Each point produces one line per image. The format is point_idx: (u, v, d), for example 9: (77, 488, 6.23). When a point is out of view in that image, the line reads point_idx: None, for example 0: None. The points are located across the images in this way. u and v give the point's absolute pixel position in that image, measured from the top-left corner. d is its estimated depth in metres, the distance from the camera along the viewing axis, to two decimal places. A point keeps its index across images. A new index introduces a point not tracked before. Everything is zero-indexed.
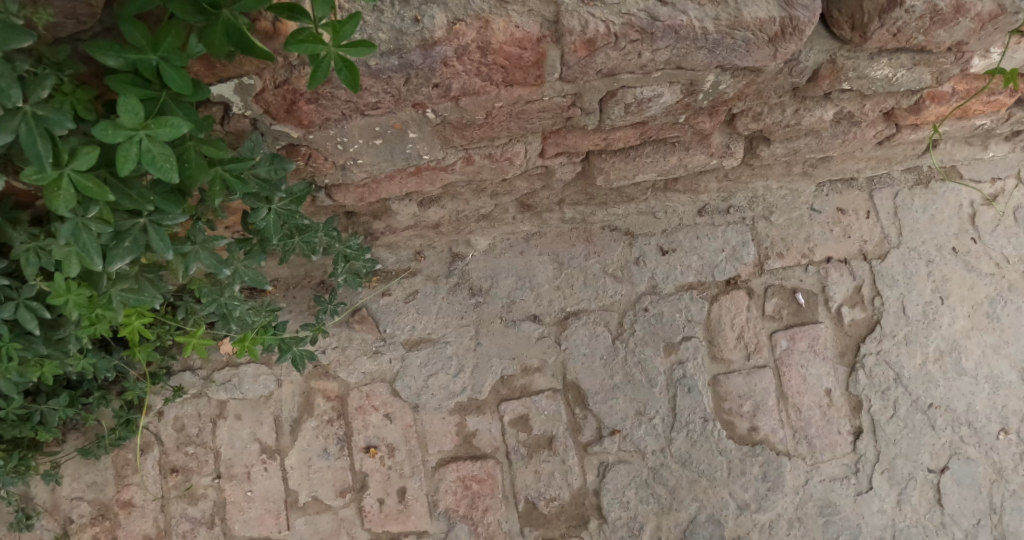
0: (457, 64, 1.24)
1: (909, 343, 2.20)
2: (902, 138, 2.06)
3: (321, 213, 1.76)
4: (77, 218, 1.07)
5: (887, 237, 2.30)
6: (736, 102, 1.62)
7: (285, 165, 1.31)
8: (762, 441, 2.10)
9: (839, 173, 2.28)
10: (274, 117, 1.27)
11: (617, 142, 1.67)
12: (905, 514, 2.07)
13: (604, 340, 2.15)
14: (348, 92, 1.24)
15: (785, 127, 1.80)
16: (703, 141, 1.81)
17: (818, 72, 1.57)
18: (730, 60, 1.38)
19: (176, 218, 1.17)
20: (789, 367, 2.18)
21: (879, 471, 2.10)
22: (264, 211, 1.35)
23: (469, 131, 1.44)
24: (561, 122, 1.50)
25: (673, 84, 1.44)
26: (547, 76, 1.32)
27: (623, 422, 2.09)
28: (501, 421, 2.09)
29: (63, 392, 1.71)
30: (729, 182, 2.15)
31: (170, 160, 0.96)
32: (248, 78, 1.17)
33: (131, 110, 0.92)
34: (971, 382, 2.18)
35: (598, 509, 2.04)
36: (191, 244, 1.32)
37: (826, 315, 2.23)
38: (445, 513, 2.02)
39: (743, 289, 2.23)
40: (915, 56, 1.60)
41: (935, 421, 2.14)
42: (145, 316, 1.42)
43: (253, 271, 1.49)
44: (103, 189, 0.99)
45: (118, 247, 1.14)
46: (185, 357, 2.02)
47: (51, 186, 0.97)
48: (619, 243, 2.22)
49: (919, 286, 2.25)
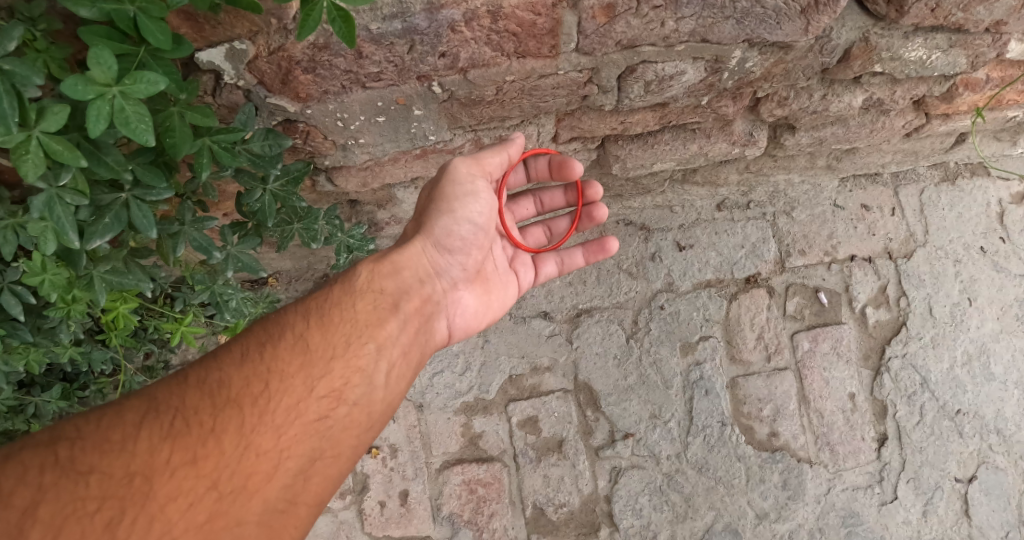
0: (466, 30, 1.16)
1: (936, 346, 2.08)
2: (931, 130, 1.96)
3: (322, 201, 1.68)
4: (51, 188, 0.99)
5: (913, 236, 2.19)
6: (762, 83, 1.53)
7: (280, 141, 1.22)
8: (783, 448, 1.99)
9: (863, 167, 2.19)
10: (269, 88, 1.20)
11: (635, 127, 1.58)
12: (931, 526, 1.94)
13: (617, 339, 2.06)
14: (349, 61, 1.16)
15: (812, 114, 1.71)
16: (724, 128, 1.72)
17: (849, 52, 1.48)
18: (759, 33, 1.30)
19: (160, 194, 1.10)
20: (811, 370, 2.07)
21: (905, 480, 1.98)
22: (258, 192, 1.27)
23: (478, 108, 1.36)
24: (576, 101, 1.41)
25: (697, 60, 1.36)
26: (563, 46, 1.24)
27: (638, 425, 1.99)
28: (508, 422, 2.00)
29: (56, 384, 1.63)
30: (750, 174, 2.08)
31: (145, 121, 0.90)
32: (240, 43, 1.09)
33: (103, 64, 0.86)
34: (1000, 388, 2.06)
35: (609, 516, 1.93)
36: (179, 224, 1.24)
37: (850, 316, 2.12)
38: (449, 518, 1.93)
39: (763, 288, 2.13)
40: (951, 36, 1.51)
41: (963, 428, 2.02)
42: (131, 300, 1.35)
43: (248, 256, 1.39)
44: (74, 153, 0.92)
45: (98, 224, 1.07)
46: (182, 351, 1.95)
47: (19, 149, 0.89)
48: (635, 238, 2.15)
49: (947, 286, 2.14)
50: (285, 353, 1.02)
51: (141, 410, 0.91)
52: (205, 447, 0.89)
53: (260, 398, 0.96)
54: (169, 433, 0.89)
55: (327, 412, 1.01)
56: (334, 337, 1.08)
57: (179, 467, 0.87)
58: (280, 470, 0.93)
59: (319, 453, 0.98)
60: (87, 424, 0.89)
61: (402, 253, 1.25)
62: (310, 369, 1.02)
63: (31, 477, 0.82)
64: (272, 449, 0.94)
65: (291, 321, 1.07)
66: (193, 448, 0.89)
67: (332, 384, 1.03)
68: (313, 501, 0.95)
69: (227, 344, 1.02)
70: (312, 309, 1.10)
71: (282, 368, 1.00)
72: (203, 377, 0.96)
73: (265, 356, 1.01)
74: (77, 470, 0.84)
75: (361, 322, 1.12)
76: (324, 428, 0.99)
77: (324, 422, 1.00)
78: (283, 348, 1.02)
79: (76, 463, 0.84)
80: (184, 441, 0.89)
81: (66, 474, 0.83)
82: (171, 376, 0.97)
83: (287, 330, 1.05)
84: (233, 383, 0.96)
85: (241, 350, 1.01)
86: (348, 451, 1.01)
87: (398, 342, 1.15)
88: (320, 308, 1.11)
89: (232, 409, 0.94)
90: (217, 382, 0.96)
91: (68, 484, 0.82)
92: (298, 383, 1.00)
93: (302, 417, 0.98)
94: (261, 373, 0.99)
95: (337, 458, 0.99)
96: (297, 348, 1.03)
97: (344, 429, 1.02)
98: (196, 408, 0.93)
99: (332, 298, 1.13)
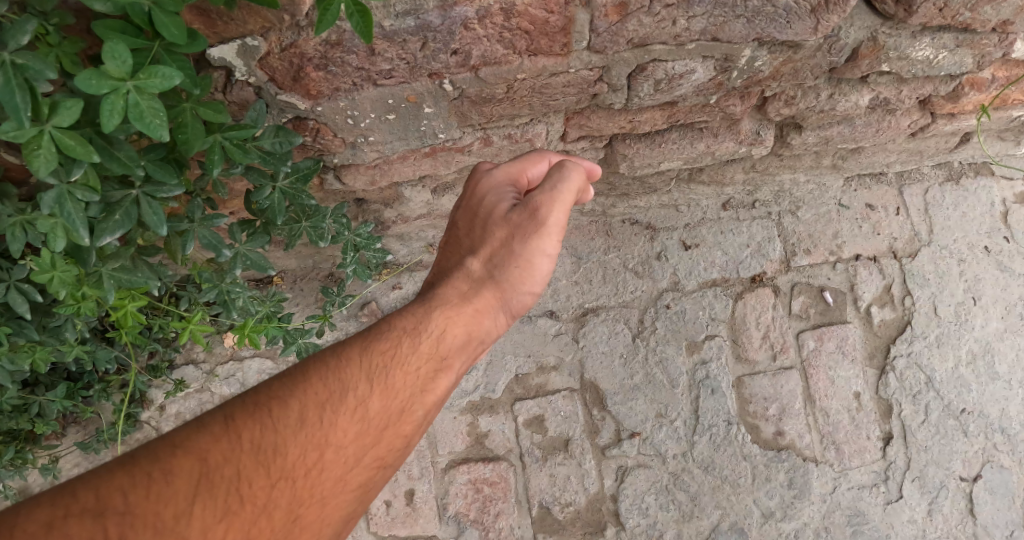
0: (478, 27, 1.16)
1: (941, 345, 2.08)
2: (936, 129, 1.96)
3: (329, 199, 1.68)
4: (62, 184, 0.99)
5: (917, 235, 2.19)
6: (770, 83, 1.53)
7: (291, 139, 1.21)
8: (788, 447, 1.99)
9: (868, 166, 2.19)
10: (280, 85, 1.20)
11: (644, 125, 1.58)
12: (937, 526, 1.94)
13: (623, 338, 2.06)
14: (360, 58, 1.17)
15: (819, 113, 1.72)
16: (731, 127, 1.72)
17: (858, 51, 1.48)
18: (769, 32, 1.30)
19: (171, 191, 1.10)
20: (816, 369, 2.07)
21: (910, 479, 1.98)
22: (268, 190, 1.27)
23: (488, 106, 1.36)
24: (585, 100, 1.42)
25: (706, 59, 1.36)
26: (574, 44, 1.24)
27: (644, 424, 1.99)
28: (514, 421, 2.00)
29: (62, 383, 1.62)
30: (756, 173, 2.08)
31: (159, 115, 0.90)
32: (253, 39, 1.09)
33: (118, 58, 0.86)
34: (1005, 387, 2.06)
35: (615, 515, 1.93)
36: (188, 222, 1.24)
37: (855, 316, 2.12)
38: (455, 518, 1.93)
39: (768, 287, 2.13)
40: (958, 36, 1.51)
41: (968, 427, 2.02)
42: (139, 299, 1.35)
43: (256, 254, 1.39)
44: (86, 148, 0.92)
45: (108, 220, 1.07)
46: (188, 350, 1.95)
47: (31, 144, 0.90)
48: (641, 237, 2.15)
49: (951, 285, 2.14)
50: (343, 421, 0.94)
51: (192, 478, 0.82)
52: (257, 527, 0.82)
53: (314, 471, 0.88)
54: (222, 511, 0.81)
55: (372, 483, 0.94)
56: (392, 402, 0.99)
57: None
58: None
59: (353, 523, 0.93)
60: (135, 493, 0.79)
61: (457, 295, 1.17)
62: (364, 438, 0.95)
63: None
64: (317, 526, 0.87)
65: (350, 381, 0.98)
66: (246, 529, 0.81)
67: (383, 454, 0.96)
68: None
69: (281, 399, 0.93)
70: (371, 366, 1.01)
71: (338, 437, 0.92)
72: (256, 442, 0.87)
73: (323, 421, 0.92)
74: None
75: (418, 384, 1.04)
76: (364, 500, 0.94)
77: (367, 493, 0.94)
78: (342, 413, 0.94)
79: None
80: (237, 521, 0.81)
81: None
82: (219, 433, 0.87)
83: (347, 391, 0.97)
84: (289, 454, 0.88)
85: (299, 410, 0.92)
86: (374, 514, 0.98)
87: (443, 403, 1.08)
88: (379, 364, 1.02)
89: (284, 484, 0.86)
90: (272, 448, 0.88)
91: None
92: (351, 453, 0.93)
93: (349, 491, 0.91)
94: (318, 441, 0.91)
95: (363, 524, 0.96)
96: (355, 416, 0.95)
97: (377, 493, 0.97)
98: (249, 480, 0.84)
99: (389, 352, 1.04)
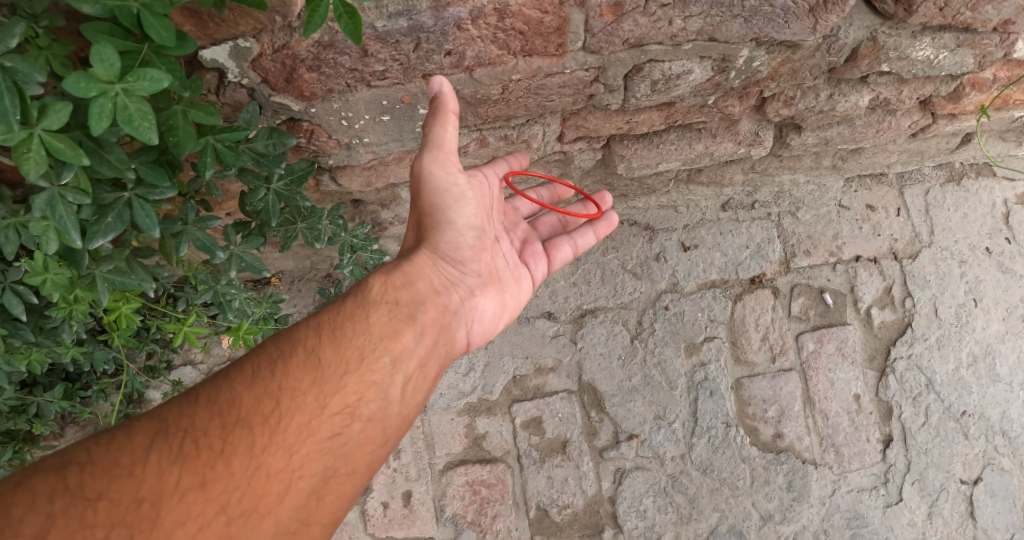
0: (472, 28, 1.15)
1: (941, 347, 2.07)
2: (937, 130, 1.95)
3: (325, 200, 1.67)
4: (53, 187, 0.98)
5: (918, 236, 2.18)
6: (769, 83, 1.52)
7: (284, 140, 1.20)
8: (787, 449, 1.98)
9: (868, 167, 2.18)
10: (273, 87, 1.19)
11: (641, 126, 1.57)
12: (937, 529, 1.93)
13: (621, 339, 2.05)
14: (353, 59, 1.16)
15: (818, 113, 1.70)
16: (730, 128, 1.71)
17: (857, 51, 1.47)
18: (767, 32, 1.29)
19: (163, 193, 1.09)
20: (816, 371, 2.06)
21: (910, 482, 1.96)
22: (262, 191, 1.26)
23: (484, 107, 1.35)
24: (581, 100, 1.41)
25: (703, 59, 1.35)
26: (570, 44, 1.24)
27: (642, 426, 1.98)
28: (512, 423, 1.99)
29: (59, 385, 1.62)
30: (755, 173, 2.07)
31: (148, 118, 0.89)
32: (244, 40, 1.09)
33: (106, 61, 0.85)
34: (1005, 389, 2.05)
35: (613, 517, 1.92)
36: (182, 224, 1.23)
37: (855, 317, 2.11)
38: (452, 520, 1.92)
39: (768, 288, 2.12)
40: (959, 35, 1.50)
41: (969, 430, 2.01)
42: (134, 300, 1.34)
43: (251, 256, 1.38)
44: (76, 151, 0.91)
45: (99, 223, 1.06)
46: (185, 351, 1.95)
47: (21, 147, 0.89)
48: (639, 238, 2.14)
49: (952, 287, 2.13)
50: (296, 371, 0.98)
51: (151, 431, 0.88)
52: (215, 470, 0.87)
53: (271, 417, 0.93)
54: (179, 457, 0.86)
55: (340, 429, 0.97)
56: (346, 352, 1.03)
57: (188, 490, 0.84)
58: (293, 490, 0.91)
59: (333, 472, 0.95)
60: (101, 447, 0.86)
61: (413, 265, 1.20)
62: (322, 386, 0.98)
63: (40, 503, 0.80)
64: (284, 469, 0.91)
65: (301, 337, 1.02)
66: (204, 470, 0.86)
67: (346, 400, 0.99)
68: (327, 520, 0.93)
69: (236, 362, 0.98)
70: (323, 324, 1.05)
71: (293, 385, 0.96)
72: (213, 397, 0.93)
73: (276, 374, 0.97)
74: (87, 496, 0.81)
75: (375, 336, 1.07)
76: (337, 446, 0.96)
77: (337, 440, 0.96)
78: (295, 364, 0.98)
79: (86, 489, 0.82)
80: (194, 464, 0.86)
81: (76, 500, 0.81)
82: (182, 396, 0.94)
83: (298, 346, 1.01)
84: (244, 403, 0.93)
85: (252, 367, 0.97)
86: (363, 467, 0.98)
87: (413, 355, 1.09)
88: (330, 321, 1.06)
89: (241, 431, 0.91)
90: (227, 401, 0.93)
91: (78, 511, 0.80)
92: (310, 400, 0.96)
93: (314, 436, 0.94)
94: (272, 391, 0.95)
95: (352, 475, 0.97)
96: (308, 367, 0.99)
97: (357, 446, 0.98)
98: (206, 430, 0.89)
99: (343, 313, 1.08)
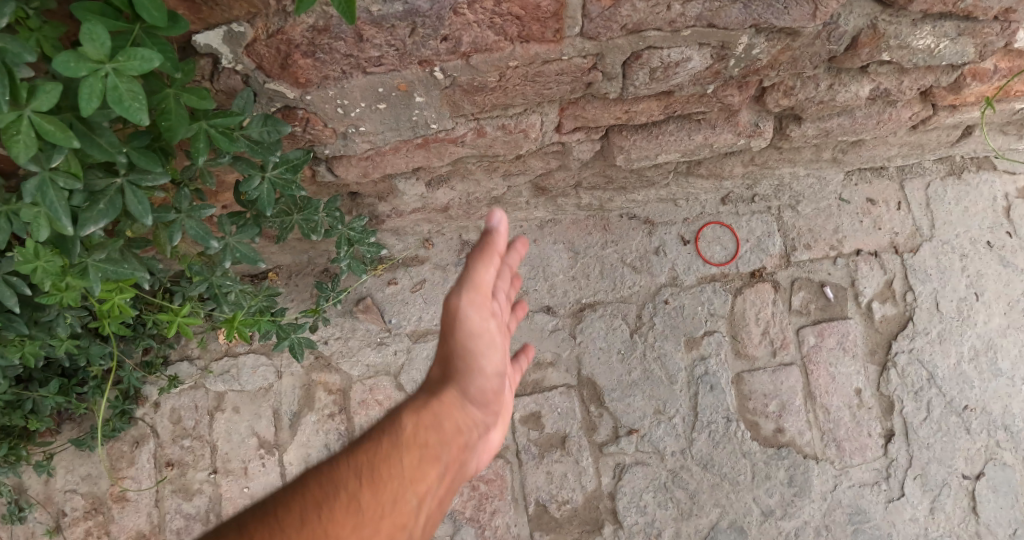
0: (468, 12, 1.14)
1: (943, 341, 2.06)
2: (938, 122, 1.94)
3: (323, 192, 1.66)
4: (44, 171, 0.97)
5: (919, 230, 2.17)
6: (768, 72, 1.51)
7: (279, 128, 1.19)
8: (788, 444, 1.96)
9: (869, 161, 2.16)
10: (268, 74, 1.18)
11: (640, 116, 1.56)
12: (940, 523, 1.91)
13: (621, 334, 2.04)
14: (349, 44, 1.15)
15: (818, 104, 1.69)
16: (730, 118, 1.70)
17: (857, 39, 1.46)
18: (766, 18, 1.28)
19: (156, 179, 1.08)
20: (817, 365, 2.05)
21: (912, 477, 1.95)
22: (257, 180, 1.24)
23: (481, 95, 1.34)
24: (579, 89, 1.40)
25: (703, 46, 1.34)
26: (567, 30, 1.22)
27: (642, 421, 1.97)
28: (511, 418, 1.97)
29: (55, 379, 1.61)
30: (755, 166, 2.03)
31: (138, 99, 0.88)
32: (238, 25, 1.08)
33: (96, 40, 0.83)
34: (1007, 383, 2.03)
35: (613, 513, 1.91)
36: (175, 212, 1.21)
37: (856, 311, 2.09)
38: (450, 516, 1.90)
39: (768, 282, 2.11)
40: (960, 24, 1.48)
41: (971, 424, 1.99)
42: (127, 292, 1.32)
43: (246, 247, 1.36)
44: (66, 134, 0.90)
45: (91, 210, 1.05)
46: (182, 346, 1.93)
47: (10, 128, 0.87)
48: (639, 232, 2.13)
49: (953, 281, 2.11)
50: (336, 517, 0.83)
51: None
52: None
53: None
54: None
55: None
56: (384, 494, 0.89)
57: None
58: None
59: None
60: None
61: (442, 401, 1.07)
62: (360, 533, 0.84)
63: None
64: None
65: (336, 478, 0.88)
66: None
67: None
68: None
69: (270, 507, 0.82)
70: (356, 461, 0.92)
71: (334, 531, 0.82)
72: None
73: (319, 519, 0.82)
74: None
75: (409, 477, 0.94)
76: None
77: None
78: (335, 510, 0.84)
79: None
80: None
81: None
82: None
83: (334, 489, 0.86)
84: None
85: (286, 510, 0.82)
86: None
87: (437, 495, 0.97)
88: (365, 461, 0.92)
89: None
90: None
91: None
92: None
93: None
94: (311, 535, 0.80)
95: None
96: (347, 510, 0.85)
97: None
98: None
99: (377, 450, 0.94)
